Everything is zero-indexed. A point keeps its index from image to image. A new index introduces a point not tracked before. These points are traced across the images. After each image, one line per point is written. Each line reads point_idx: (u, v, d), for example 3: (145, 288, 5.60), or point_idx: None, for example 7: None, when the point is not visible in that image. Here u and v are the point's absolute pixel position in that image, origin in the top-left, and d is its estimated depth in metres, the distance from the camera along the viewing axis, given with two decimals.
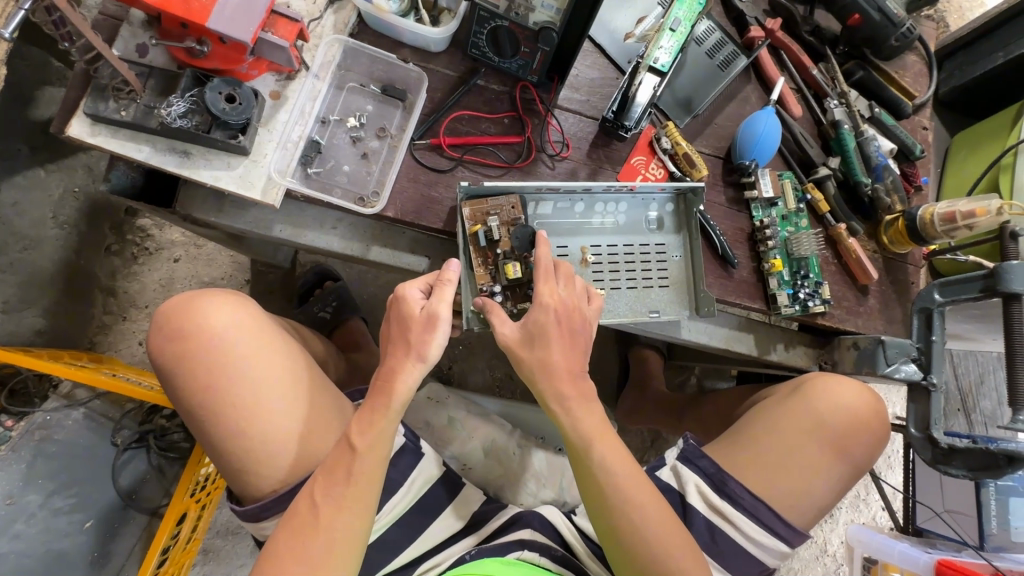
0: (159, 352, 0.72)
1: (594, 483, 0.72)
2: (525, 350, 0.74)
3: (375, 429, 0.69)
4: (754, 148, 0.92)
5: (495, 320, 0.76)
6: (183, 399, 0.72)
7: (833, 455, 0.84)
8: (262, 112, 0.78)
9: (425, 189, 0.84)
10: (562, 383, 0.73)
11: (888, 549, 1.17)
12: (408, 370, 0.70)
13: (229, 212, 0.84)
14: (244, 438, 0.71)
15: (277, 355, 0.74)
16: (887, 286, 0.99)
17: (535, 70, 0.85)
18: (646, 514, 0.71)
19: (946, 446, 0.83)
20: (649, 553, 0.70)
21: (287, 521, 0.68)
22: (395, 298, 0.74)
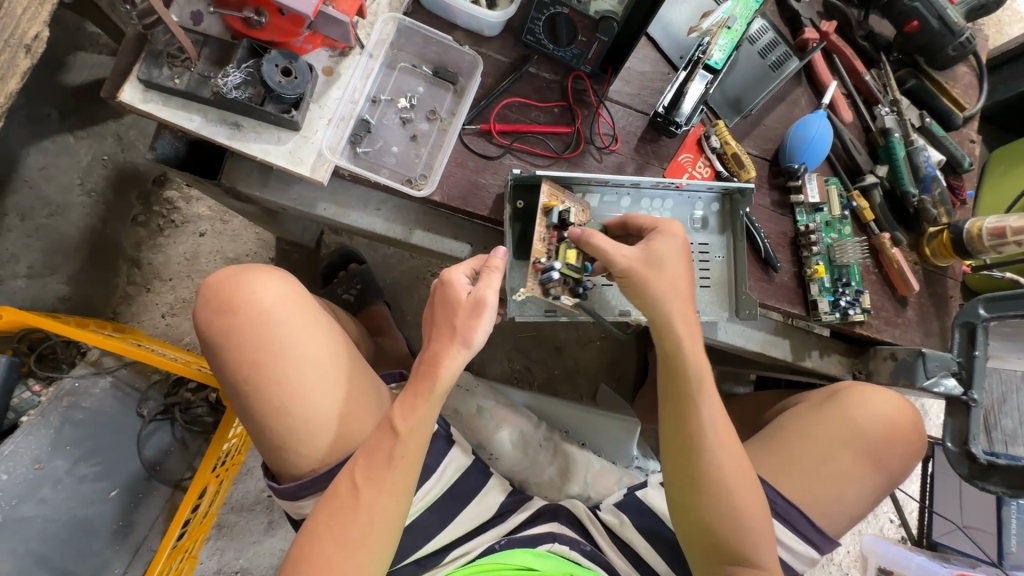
0: (205, 326, 0.71)
1: (686, 418, 0.74)
2: (653, 275, 0.73)
3: (419, 413, 0.69)
4: (803, 152, 0.91)
5: (601, 244, 0.73)
6: (226, 373, 0.71)
7: (868, 463, 0.83)
8: (315, 88, 0.77)
9: (472, 174, 0.83)
10: (679, 327, 0.75)
11: (907, 562, 1.16)
12: (459, 350, 0.70)
13: (273, 187, 0.82)
14: (287, 416, 0.70)
15: (322, 335, 0.74)
16: (927, 298, 0.98)
17: (590, 60, 0.84)
18: (732, 460, 0.72)
19: (985, 463, 0.82)
20: (726, 497, 0.71)
21: (326, 500, 0.68)
22: (439, 280, 0.73)
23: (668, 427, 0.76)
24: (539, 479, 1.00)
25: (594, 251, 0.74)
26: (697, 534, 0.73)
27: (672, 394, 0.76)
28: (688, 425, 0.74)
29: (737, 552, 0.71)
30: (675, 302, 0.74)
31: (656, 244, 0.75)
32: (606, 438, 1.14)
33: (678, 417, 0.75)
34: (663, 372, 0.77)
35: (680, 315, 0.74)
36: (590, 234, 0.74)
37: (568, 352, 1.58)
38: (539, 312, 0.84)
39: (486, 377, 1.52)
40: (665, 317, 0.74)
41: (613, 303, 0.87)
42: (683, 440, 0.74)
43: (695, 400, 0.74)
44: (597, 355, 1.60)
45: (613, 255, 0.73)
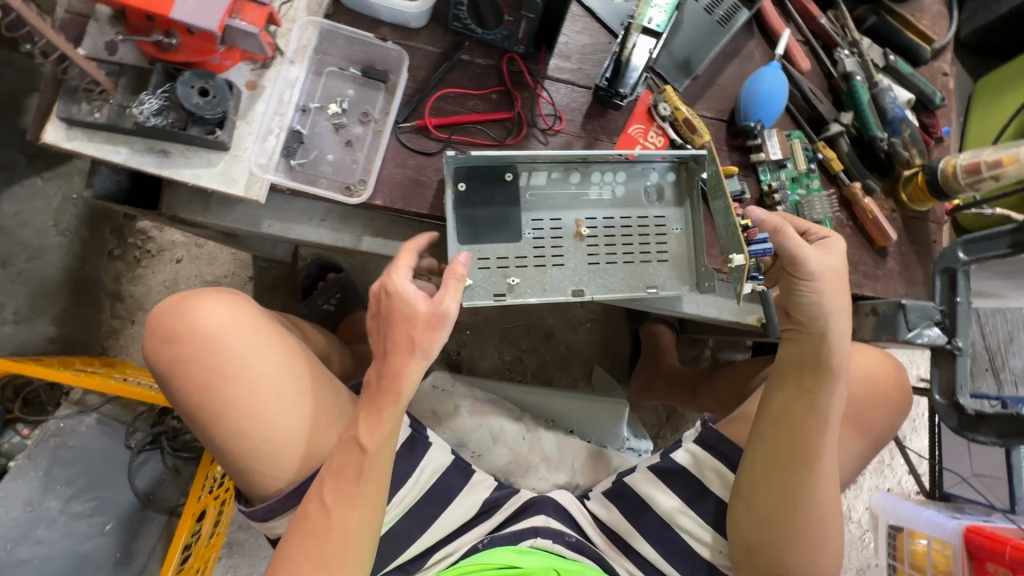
0: (154, 357, 0.71)
1: (808, 434, 0.75)
2: (836, 292, 0.75)
3: (382, 426, 0.69)
4: (758, 108, 0.87)
5: (791, 237, 0.76)
6: (182, 401, 0.71)
7: (851, 431, 0.79)
8: (239, 104, 0.75)
9: (414, 173, 0.81)
10: (839, 348, 0.76)
11: (915, 516, 1.12)
12: (410, 351, 0.69)
13: (215, 210, 0.81)
14: (244, 438, 0.70)
15: (276, 353, 0.73)
16: (908, 246, 0.94)
17: (521, 40, 0.81)
18: (830, 485, 0.76)
19: (973, 413, 0.77)
20: (813, 512, 0.75)
21: (298, 525, 0.68)
22: (392, 293, 0.71)
23: (779, 437, 0.77)
24: (525, 471, 0.99)
25: (776, 244, 0.77)
26: (761, 544, 0.76)
27: (800, 414, 0.76)
28: (806, 447, 0.75)
29: (787, 559, 0.76)
30: (843, 334, 0.77)
31: (838, 261, 0.76)
32: (593, 422, 1.13)
33: (795, 437, 0.75)
34: (799, 385, 0.78)
35: (843, 347, 0.77)
36: (781, 226, 0.77)
37: (559, 337, 1.57)
38: (489, 297, 0.81)
39: (477, 371, 1.52)
40: (830, 347, 0.76)
41: (646, 278, 0.85)
42: (794, 457, 0.75)
43: (825, 428, 0.75)
44: (589, 338, 1.58)
45: (802, 253, 0.75)
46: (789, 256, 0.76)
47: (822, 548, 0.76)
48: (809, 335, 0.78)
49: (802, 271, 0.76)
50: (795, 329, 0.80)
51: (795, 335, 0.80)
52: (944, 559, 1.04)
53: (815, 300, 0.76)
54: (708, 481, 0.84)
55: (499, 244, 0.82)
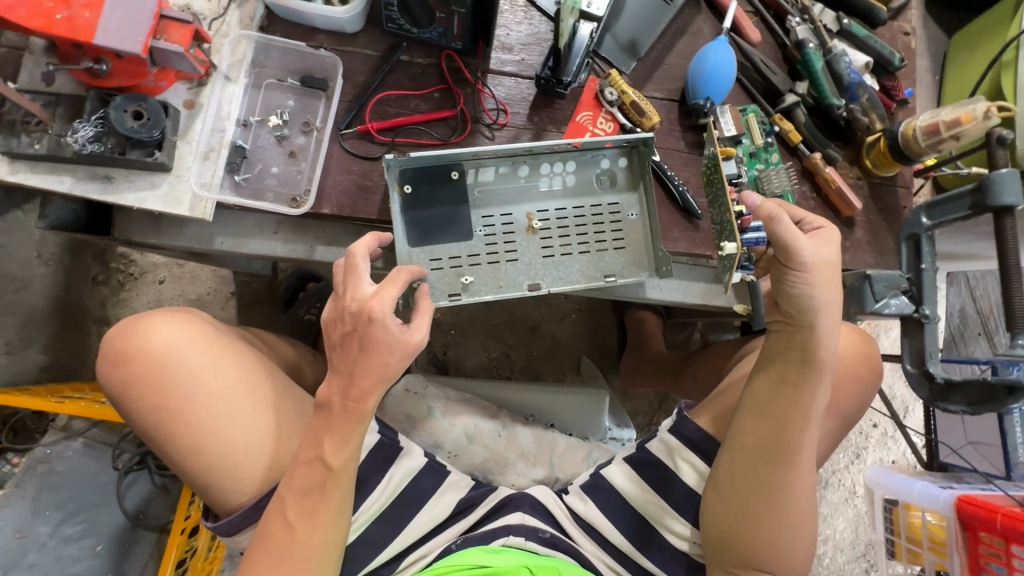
0: (107, 381, 0.72)
1: (785, 423, 0.72)
2: (829, 286, 0.70)
3: (346, 445, 0.69)
4: (705, 84, 0.85)
5: (786, 226, 0.69)
6: (140, 422, 0.72)
7: (830, 416, 0.76)
8: (177, 124, 0.75)
9: (360, 179, 0.81)
10: (828, 336, 0.71)
11: (908, 490, 1.09)
12: (378, 374, 0.68)
13: (167, 231, 0.81)
14: (201, 453, 0.71)
15: (229, 368, 0.73)
16: (876, 214, 0.91)
17: (457, 36, 0.80)
18: (809, 481, 0.74)
19: (942, 380, 0.74)
20: (789, 506, 0.72)
21: (260, 545, 0.69)
22: (372, 318, 0.66)
23: (758, 428, 0.74)
24: (503, 468, 0.99)
25: (769, 232, 0.70)
26: (733, 537, 0.74)
27: (782, 409, 0.72)
28: (787, 442, 0.72)
29: (762, 555, 0.73)
30: (834, 324, 0.71)
31: (833, 252, 0.71)
32: (573, 414, 1.13)
33: (776, 431, 0.72)
34: (785, 374, 0.73)
35: (833, 337, 0.72)
36: (776, 215, 0.70)
37: (545, 331, 1.56)
38: (444, 297, 0.81)
39: (465, 370, 1.52)
40: (818, 342, 0.71)
41: (603, 267, 0.84)
42: (774, 452, 0.72)
43: (807, 423, 0.72)
44: (575, 329, 1.57)
45: (796, 244, 0.69)
46: (782, 244, 0.70)
47: (800, 546, 0.73)
48: (797, 328, 0.73)
49: (795, 261, 0.70)
50: (784, 320, 0.74)
51: (783, 327, 0.75)
52: (939, 532, 1.02)
53: (807, 293, 0.70)
54: (679, 470, 0.83)
55: (451, 243, 0.81)
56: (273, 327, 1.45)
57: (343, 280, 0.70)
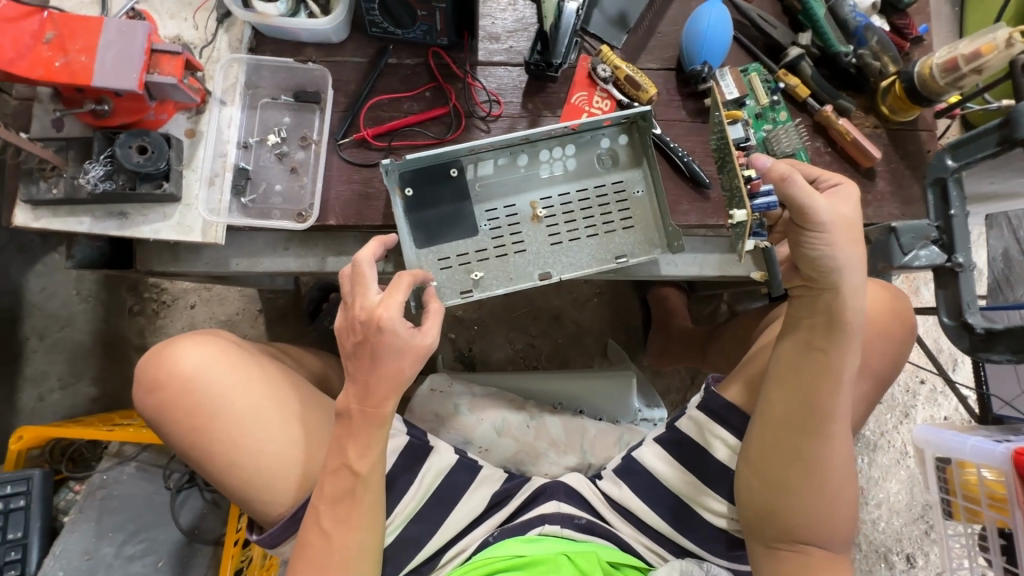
0: (143, 407, 0.75)
1: (814, 394, 0.69)
2: (850, 244, 0.67)
3: (369, 449, 0.71)
4: (701, 49, 0.82)
5: (800, 186, 0.65)
6: (177, 444, 0.75)
7: (863, 380, 0.73)
8: (181, 153, 0.77)
9: (362, 187, 0.82)
10: (850, 299, 0.68)
11: (959, 447, 1.04)
12: (393, 379, 0.68)
13: (186, 258, 0.84)
14: (237, 468, 0.74)
15: (255, 385, 0.76)
16: (898, 162, 0.87)
17: (441, 32, 0.80)
18: (846, 449, 0.71)
19: (983, 331, 0.69)
20: (824, 479, 0.70)
21: (300, 555, 0.71)
22: (382, 326, 0.66)
23: (785, 400, 0.71)
24: (535, 458, 0.99)
25: (783, 195, 0.66)
26: (770, 514, 0.72)
27: (812, 377, 0.70)
28: (819, 411, 0.69)
29: (803, 531, 0.71)
30: (857, 285, 0.68)
31: (852, 209, 0.67)
32: (602, 399, 1.12)
33: (807, 400, 0.70)
34: (809, 342, 0.70)
35: (856, 300, 0.68)
36: (789, 174, 0.66)
37: (568, 318, 1.55)
38: (456, 295, 0.81)
39: (491, 364, 1.53)
40: (843, 304, 0.68)
41: (613, 248, 0.83)
42: (804, 423, 0.70)
43: (839, 390, 0.69)
44: (598, 313, 1.56)
45: (812, 204, 0.65)
46: (798, 206, 0.66)
47: (842, 519, 0.70)
48: (820, 292, 0.70)
49: (813, 222, 0.66)
50: (805, 286, 0.71)
51: (806, 293, 0.72)
52: (999, 488, 0.97)
53: (829, 254, 0.67)
54: (710, 445, 0.81)
55: (457, 241, 0.81)
56: (302, 339, 1.49)
57: (351, 290, 0.71)
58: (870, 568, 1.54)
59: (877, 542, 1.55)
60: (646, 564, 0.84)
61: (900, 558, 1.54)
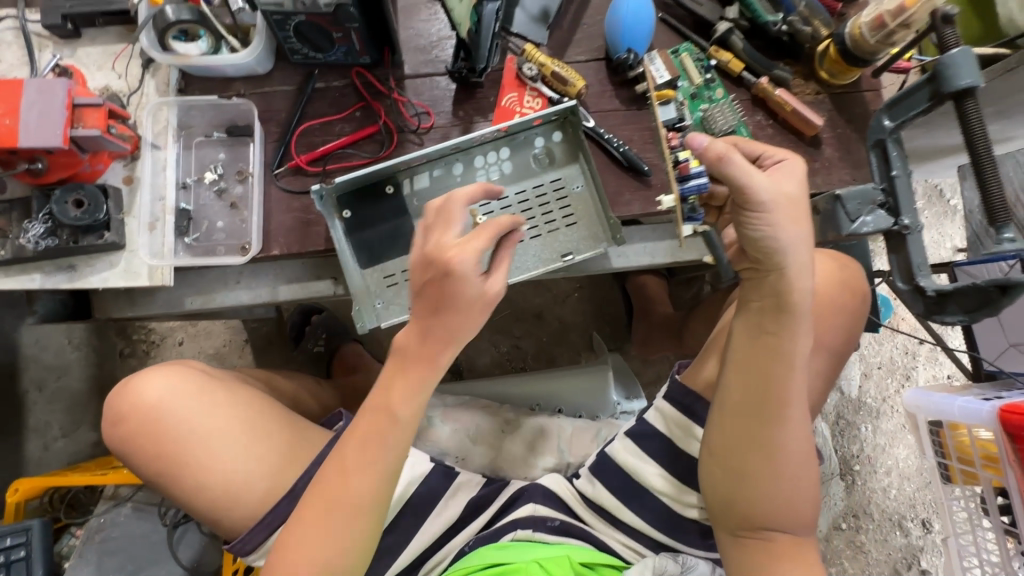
0: (111, 440, 0.77)
1: (767, 378, 0.68)
2: (792, 224, 0.63)
3: (408, 391, 0.66)
4: (624, 37, 0.80)
5: (737, 165, 0.62)
6: (147, 473, 0.76)
7: (817, 357, 0.72)
8: (120, 202, 0.79)
9: (302, 214, 0.82)
10: (796, 281, 0.65)
11: (948, 408, 1.01)
12: (451, 327, 0.63)
13: (141, 302, 0.85)
14: (204, 491, 0.75)
15: (220, 408, 0.77)
16: (843, 126, 0.84)
17: (362, 51, 0.80)
18: (804, 431, 0.70)
19: (934, 294, 0.67)
20: (782, 463, 0.69)
21: (312, 495, 0.68)
22: (450, 270, 0.60)
23: (738, 385, 0.70)
24: (513, 462, 0.99)
25: (720, 174, 0.62)
26: (732, 502, 0.71)
27: (764, 362, 0.68)
28: (774, 397, 0.68)
29: (765, 516, 0.70)
30: (804, 266, 0.65)
31: (795, 186, 0.64)
32: (579, 395, 1.11)
33: (760, 386, 0.68)
34: (761, 326, 0.68)
35: (803, 281, 0.65)
36: (725, 152, 0.62)
37: (550, 315, 1.54)
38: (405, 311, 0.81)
39: (478, 369, 1.53)
40: (791, 285, 0.65)
41: (558, 246, 0.82)
42: (759, 408, 0.69)
43: (792, 372, 0.67)
44: (580, 307, 1.55)
45: (750, 183, 0.61)
46: (735, 187, 0.63)
47: (803, 501, 0.70)
48: (766, 274, 0.66)
49: (752, 202, 0.63)
50: (754, 268, 0.68)
51: (754, 275, 0.69)
52: (992, 447, 0.94)
53: (771, 235, 0.63)
54: (679, 439, 0.81)
55: (400, 257, 0.81)
56: (289, 365, 1.50)
57: (434, 222, 0.64)
58: (884, 537, 1.51)
59: (890, 510, 1.51)
60: (624, 561, 0.84)
61: (915, 524, 1.51)
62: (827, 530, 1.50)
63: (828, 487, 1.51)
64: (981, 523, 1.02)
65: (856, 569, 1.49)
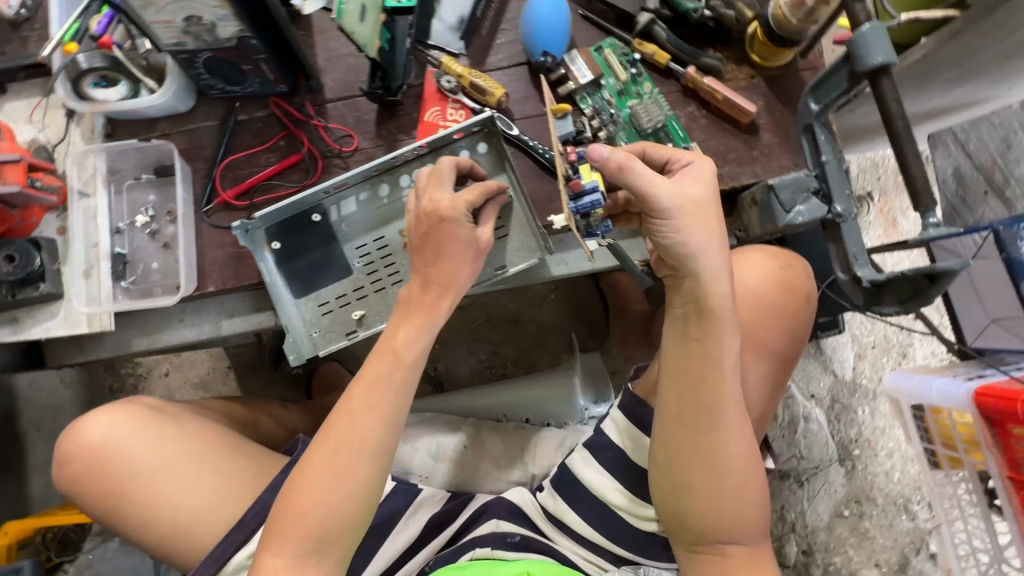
0: (62, 482, 0.77)
1: (699, 387, 0.67)
2: (697, 228, 0.66)
3: (415, 330, 0.70)
4: (539, 40, 0.78)
5: (637, 174, 0.66)
6: (99, 511, 0.77)
7: (758, 362, 0.70)
8: (54, 252, 0.79)
9: (234, 248, 0.82)
10: (711, 287, 0.67)
11: (926, 391, 0.97)
12: (451, 269, 0.70)
13: (89, 347, 0.86)
14: (155, 526, 0.75)
15: (168, 442, 0.77)
16: (782, 110, 0.80)
17: (276, 80, 0.79)
18: (746, 437, 0.68)
19: (870, 284, 0.63)
20: (725, 473, 0.67)
21: (321, 438, 0.67)
22: (444, 219, 0.69)
23: (674, 395, 0.69)
24: (477, 476, 0.98)
25: (625, 183, 0.66)
26: (680, 517, 0.69)
27: (694, 370, 0.67)
28: (708, 404, 0.67)
29: (716, 531, 0.68)
30: (717, 270, 0.67)
31: (699, 190, 0.67)
32: (545, 403, 1.10)
33: (693, 393, 0.67)
34: (688, 331, 0.69)
35: (721, 288, 0.67)
36: (626, 162, 0.66)
37: (527, 319, 1.52)
38: (341, 337, 0.80)
39: (459, 379, 1.52)
40: (706, 289, 0.67)
41: (491, 259, 0.81)
42: (696, 417, 0.67)
43: (723, 378, 0.67)
44: (557, 308, 1.52)
45: (651, 191, 0.65)
46: (639, 195, 0.66)
47: (753, 511, 0.68)
48: (682, 279, 0.69)
49: (657, 210, 0.66)
50: (673, 274, 0.71)
51: (674, 281, 0.71)
52: (969, 430, 0.91)
53: (680, 241, 0.66)
54: (630, 450, 0.80)
55: (332, 284, 0.81)
56: (272, 389, 1.50)
57: (425, 182, 0.73)
58: (889, 522, 1.39)
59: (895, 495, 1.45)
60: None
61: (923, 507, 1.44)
62: (828, 517, 1.41)
63: (826, 473, 1.42)
64: (971, 510, 0.97)
65: (862, 557, 1.39)
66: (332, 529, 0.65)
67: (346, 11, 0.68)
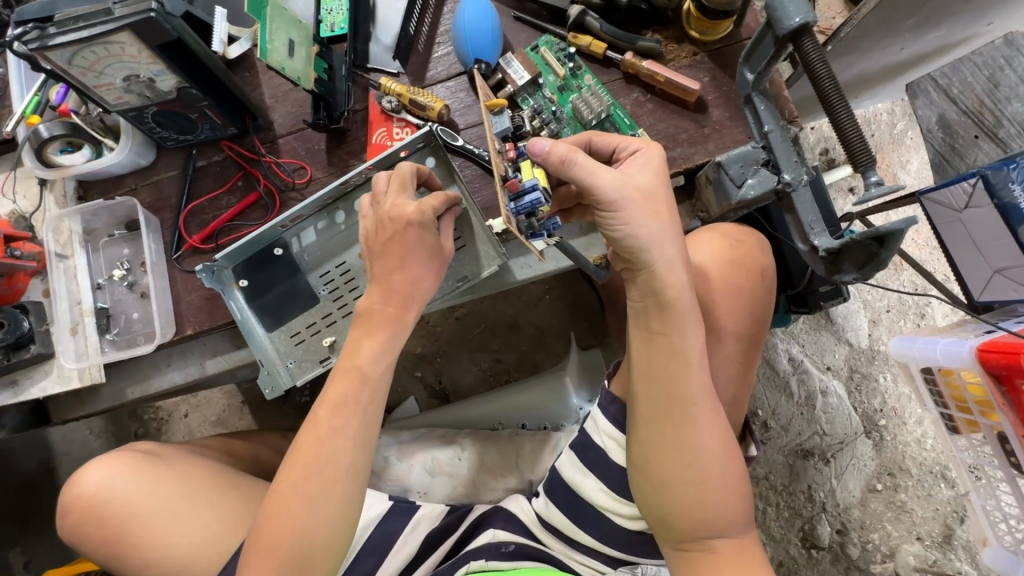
0: (66, 531, 0.81)
1: (667, 380, 0.65)
2: (647, 217, 0.65)
3: (375, 347, 0.69)
4: (470, 49, 0.78)
5: (581, 165, 0.64)
6: (102, 556, 0.80)
7: (721, 346, 0.70)
8: (41, 314, 0.83)
9: (205, 291, 0.85)
10: (666, 276, 0.65)
11: (932, 353, 0.91)
12: (413, 277, 0.70)
13: (86, 401, 0.90)
14: (155, 565, 0.77)
15: (159, 482, 0.79)
16: (729, 83, 0.78)
17: (224, 124, 0.81)
18: (721, 427, 0.66)
19: (827, 253, 0.62)
20: (704, 465, 0.65)
21: (290, 464, 0.65)
22: (411, 223, 0.69)
23: (644, 391, 0.67)
24: (474, 488, 0.98)
25: (568, 176, 0.64)
26: (665, 516, 0.66)
27: (660, 364, 0.66)
28: (678, 397, 0.65)
29: (702, 527, 0.65)
30: (671, 258, 0.65)
31: (644, 179, 0.66)
32: (539, 407, 1.10)
33: (662, 388, 0.65)
34: (651, 324, 0.67)
35: (677, 276, 0.65)
36: (569, 155, 0.64)
37: (525, 323, 1.52)
38: (316, 365, 0.81)
39: (464, 390, 1.51)
40: (663, 283, 0.65)
41: (451, 271, 0.81)
42: (668, 412, 0.65)
43: (689, 368, 0.65)
44: (553, 309, 1.51)
45: (595, 181, 0.63)
46: (584, 187, 0.65)
47: (737, 500, 0.65)
48: (639, 273, 0.67)
49: (604, 202, 0.65)
50: (630, 268, 0.69)
51: (631, 274, 0.69)
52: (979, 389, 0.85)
53: (630, 233, 0.64)
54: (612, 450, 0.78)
55: (301, 315, 0.82)
56: (285, 419, 1.51)
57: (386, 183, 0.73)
58: (927, 492, 1.25)
59: None
60: None
61: None
62: (860, 494, 1.27)
63: (852, 448, 1.29)
64: (998, 474, 0.90)
65: (901, 532, 1.24)
66: (311, 555, 0.63)
67: (270, 49, 0.70)
